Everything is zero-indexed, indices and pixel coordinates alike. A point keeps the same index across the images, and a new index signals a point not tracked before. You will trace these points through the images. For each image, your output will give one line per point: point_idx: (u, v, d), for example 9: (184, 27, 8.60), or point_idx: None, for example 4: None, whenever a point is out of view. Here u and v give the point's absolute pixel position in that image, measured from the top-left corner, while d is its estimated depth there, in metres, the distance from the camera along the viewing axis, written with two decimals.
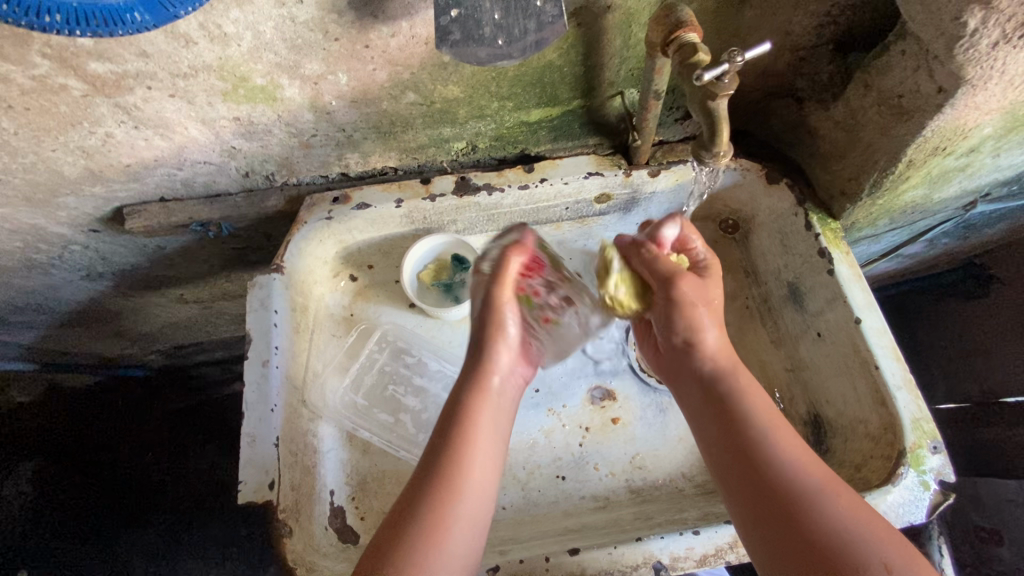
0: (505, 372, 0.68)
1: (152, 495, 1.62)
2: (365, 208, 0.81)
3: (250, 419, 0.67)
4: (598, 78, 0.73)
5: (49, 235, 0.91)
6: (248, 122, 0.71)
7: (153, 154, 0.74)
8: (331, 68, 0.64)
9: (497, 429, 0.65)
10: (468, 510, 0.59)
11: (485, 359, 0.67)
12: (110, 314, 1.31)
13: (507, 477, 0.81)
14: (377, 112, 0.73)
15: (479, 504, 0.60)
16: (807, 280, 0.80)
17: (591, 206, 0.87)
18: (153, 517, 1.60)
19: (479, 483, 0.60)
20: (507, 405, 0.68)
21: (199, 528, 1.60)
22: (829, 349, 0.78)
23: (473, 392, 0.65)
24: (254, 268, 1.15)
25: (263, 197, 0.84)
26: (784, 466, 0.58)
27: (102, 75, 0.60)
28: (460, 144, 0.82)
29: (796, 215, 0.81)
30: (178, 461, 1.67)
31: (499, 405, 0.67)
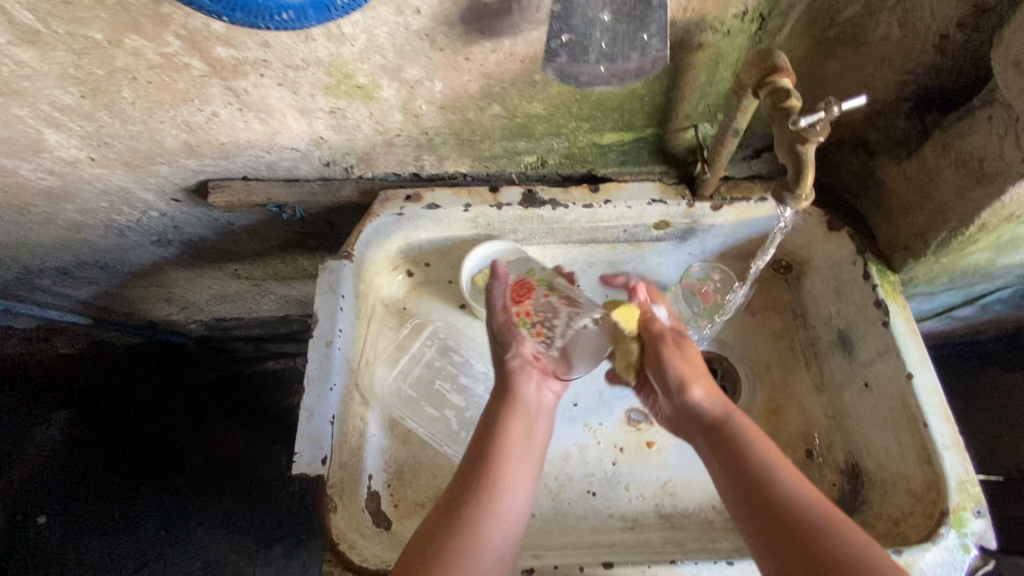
0: (534, 397, 0.77)
1: (171, 460, 1.65)
2: (434, 209, 0.84)
3: (310, 395, 0.70)
4: (676, 110, 0.76)
5: (133, 199, 0.96)
6: (341, 116, 0.75)
7: (248, 136, 0.79)
8: (429, 75, 0.68)
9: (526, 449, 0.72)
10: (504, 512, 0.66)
11: (520, 386, 0.76)
12: (165, 280, 1.37)
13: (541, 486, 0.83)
14: (461, 120, 0.77)
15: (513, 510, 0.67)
16: (859, 329, 0.81)
17: (649, 232, 0.89)
18: (170, 483, 1.63)
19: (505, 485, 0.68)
20: (537, 433, 0.74)
21: (210, 500, 1.65)
22: (875, 401, 0.78)
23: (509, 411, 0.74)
24: (310, 253, 1.20)
25: (338, 187, 0.89)
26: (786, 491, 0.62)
27: (223, 59, 0.64)
28: (530, 158, 0.85)
29: (854, 264, 0.81)
30: (199, 431, 1.70)
31: (533, 429, 0.74)
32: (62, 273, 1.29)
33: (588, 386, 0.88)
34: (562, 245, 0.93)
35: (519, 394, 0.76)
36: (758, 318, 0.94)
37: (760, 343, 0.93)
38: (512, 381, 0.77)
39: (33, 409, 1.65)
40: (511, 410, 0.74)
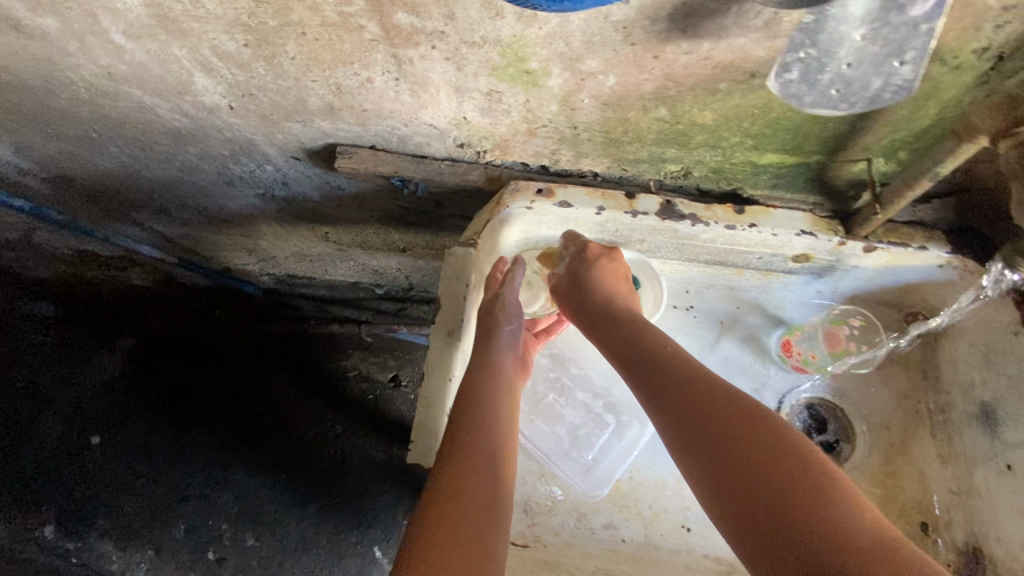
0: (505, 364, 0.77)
1: (225, 400, 1.71)
2: (565, 207, 0.81)
3: (429, 384, 0.69)
4: (854, 140, 0.69)
5: (255, 152, 0.96)
6: (495, 99, 0.72)
7: (393, 107, 0.77)
8: (607, 69, 0.63)
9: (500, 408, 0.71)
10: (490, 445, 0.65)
11: (494, 353, 0.76)
12: (254, 231, 1.38)
13: (636, 511, 0.79)
14: (618, 119, 0.72)
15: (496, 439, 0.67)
16: (1010, 406, 0.74)
17: (784, 263, 0.84)
18: (221, 423, 1.68)
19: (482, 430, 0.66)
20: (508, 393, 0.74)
21: (256, 447, 1.67)
22: (1018, 486, 0.72)
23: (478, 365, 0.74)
24: (406, 228, 1.19)
25: (466, 170, 0.86)
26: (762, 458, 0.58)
27: (401, 26, 0.61)
28: (675, 167, 0.80)
29: (1015, 335, 0.74)
30: (254, 377, 1.75)
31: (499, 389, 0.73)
32: (161, 211, 1.31)
33: None
34: (685, 263, 0.88)
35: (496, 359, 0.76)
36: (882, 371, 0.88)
37: (880, 398, 0.87)
38: (490, 344, 0.77)
39: (97, 333, 1.69)
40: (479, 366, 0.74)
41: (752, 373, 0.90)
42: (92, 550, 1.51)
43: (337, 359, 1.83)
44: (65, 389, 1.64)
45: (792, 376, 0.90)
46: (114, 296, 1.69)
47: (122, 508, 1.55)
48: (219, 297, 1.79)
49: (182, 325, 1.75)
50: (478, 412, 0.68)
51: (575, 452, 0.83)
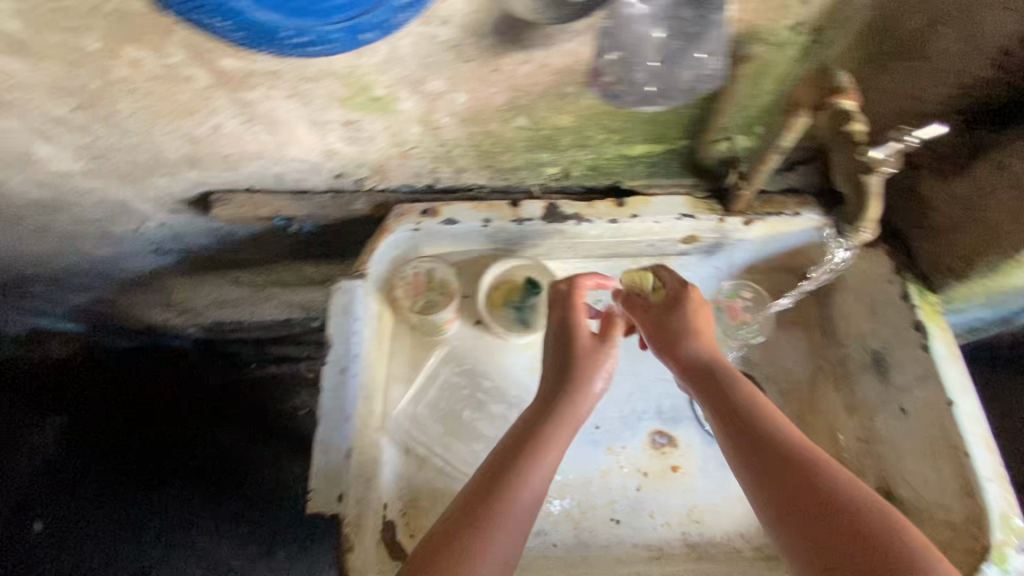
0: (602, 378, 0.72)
1: (172, 461, 1.61)
2: (451, 224, 0.80)
3: (325, 426, 0.67)
4: (712, 123, 0.71)
5: (131, 210, 0.91)
6: (355, 128, 0.70)
7: (255, 148, 0.74)
8: (453, 87, 0.63)
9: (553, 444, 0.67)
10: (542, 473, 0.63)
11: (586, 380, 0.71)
12: (164, 287, 1.32)
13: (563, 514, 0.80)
14: (483, 132, 0.72)
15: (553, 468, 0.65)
16: (895, 352, 0.78)
17: (676, 246, 0.86)
18: (168, 486, 1.58)
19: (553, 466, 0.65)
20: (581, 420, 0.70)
21: (207, 504, 1.57)
22: (911, 427, 0.76)
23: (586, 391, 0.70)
24: (316, 262, 1.16)
25: (349, 199, 0.84)
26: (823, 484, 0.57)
27: (230, 71, 0.59)
28: (553, 169, 0.81)
29: (890, 282, 0.78)
30: (199, 432, 1.64)
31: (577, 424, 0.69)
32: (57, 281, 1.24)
33: (611, 408, 0.86)
34: (584, 260, 0.89)
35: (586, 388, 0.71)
36: (784, 334, 0.91)
37: (789, 363, 0.90)
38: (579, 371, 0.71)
39: (25, 412, 1.61)
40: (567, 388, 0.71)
41: None
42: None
43: (285, 400, 1.69)
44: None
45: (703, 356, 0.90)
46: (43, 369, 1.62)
47: None
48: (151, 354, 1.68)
49: (113, 389, 1.64)
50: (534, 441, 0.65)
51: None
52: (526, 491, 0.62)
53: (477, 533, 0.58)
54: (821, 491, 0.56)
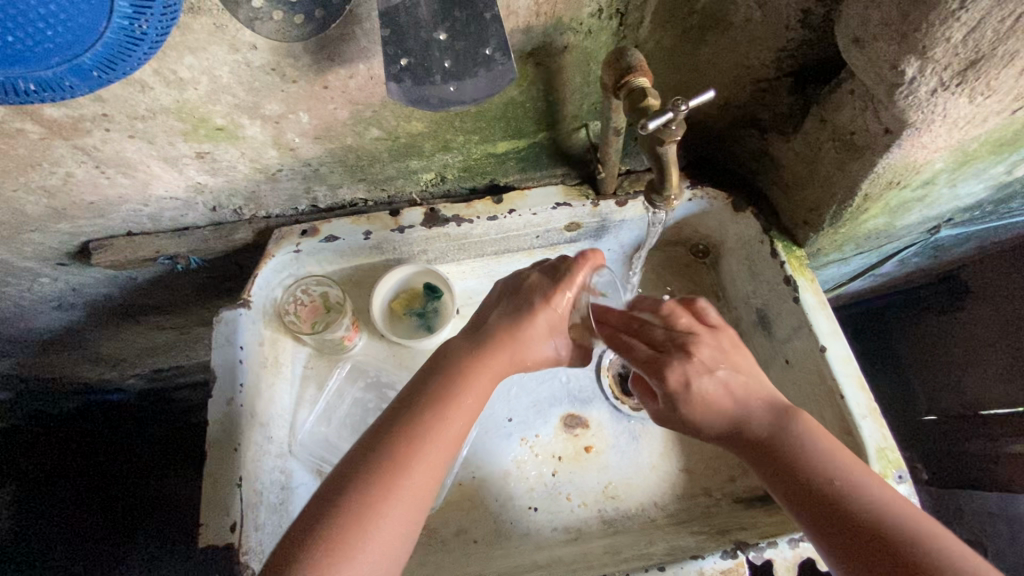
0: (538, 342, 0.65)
1: (132, 513, 1.49)
2: (333, 241, 0.81)
3: (214, 458, 0.67)
4: (561, 112, 0.74)
5: (17, 269, 0.90)
6: (211, 159, 0.71)
7: (118, 192, 0.74)
8: (292, 108, 0.64)
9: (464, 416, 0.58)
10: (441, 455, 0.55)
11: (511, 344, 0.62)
12: (86, 343, 1.27)
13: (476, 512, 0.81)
14: (341, 147, 0.73)
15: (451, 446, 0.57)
16: (775, 307, 0.81)
17: (562, 234, 0.87)
18: (133, 542, 1.47)
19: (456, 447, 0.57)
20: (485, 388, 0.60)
21: (177, 551, 1.47)
22: (797, 377, 0.78)
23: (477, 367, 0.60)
24: (230, 296, 1.15)
25: (231, 230, 0.84)
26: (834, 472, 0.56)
27: (58, 119, 0.59)
28: (428, 175, 0.82)
29: (762, 242, 0.82)
30: (160, 479, 1.53)
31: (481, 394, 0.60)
32: None
33: (522, 399, 0.87)
34: (478, 259, 0.91)
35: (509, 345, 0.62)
36: None
37: None
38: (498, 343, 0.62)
39: None
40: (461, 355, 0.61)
41: None
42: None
43: None
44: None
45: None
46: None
47: None
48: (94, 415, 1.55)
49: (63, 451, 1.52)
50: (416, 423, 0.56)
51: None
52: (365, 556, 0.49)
53: (369, 511, 0.51)
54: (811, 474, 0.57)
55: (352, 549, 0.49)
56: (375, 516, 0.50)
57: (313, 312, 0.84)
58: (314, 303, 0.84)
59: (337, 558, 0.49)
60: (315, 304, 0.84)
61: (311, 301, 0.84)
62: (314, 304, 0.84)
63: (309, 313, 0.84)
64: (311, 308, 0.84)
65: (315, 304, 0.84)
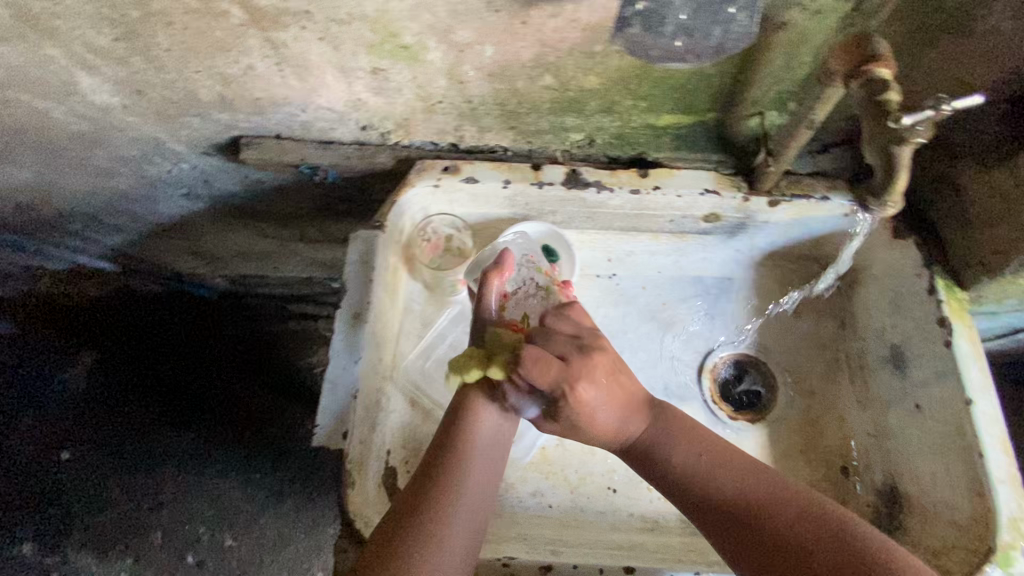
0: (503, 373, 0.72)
1: (188, 403, 1.57)
2: (473, 182, 0.80)
3: (334, 365, 0.70)
4: (743, 95, 0.69)
5: (165, 150, 0.94)
6: (382, 77, 0.71)
7: (285, 93, 0.75)
8: (481, 39, 0.63)
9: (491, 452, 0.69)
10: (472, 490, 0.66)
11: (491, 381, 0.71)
12: (193, 235, 1.33)
13: (555, 480, 0.81)
14: (509, 90, 0.72)
15: (479, 480, 0.67)
16: (916, 346, 0.76)
17: (697, 223, 0.84)
18: (187, 426, 1.55)
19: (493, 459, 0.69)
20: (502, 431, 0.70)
21: (224, 445, 1.55)
22: (926, 424, 0.74)
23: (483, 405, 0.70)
24: (340, 217, 1.18)
25: (373, 152, 0.85)
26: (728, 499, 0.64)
27: (263, 9, 0.61)
28: (578, 135, 0.80)
29: (917, 276, 0.76)
30: (217, 378, 1.61)
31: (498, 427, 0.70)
32: (89, 219, 1.23)
33: None
34: (603, 232, 0.88)
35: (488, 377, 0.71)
36: (805, 323, 0.89)
37: (804, 357, 0.87)
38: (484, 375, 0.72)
39: (61, 344, 1.59)
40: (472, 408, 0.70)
41: (677, 337, 0.89)
42: (70, 564, 1.42)
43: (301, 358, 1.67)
44: (26, 409, 1.54)
45: (715, 338, 0.89)
46: (81, 306, 1.58)
47: (94, 523, 1.45)
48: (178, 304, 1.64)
49: (141, 331, 1.61)
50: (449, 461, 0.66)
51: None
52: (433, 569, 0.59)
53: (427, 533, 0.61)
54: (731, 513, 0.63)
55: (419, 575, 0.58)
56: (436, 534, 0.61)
57: (433, 250, 0.86)
58: (436, 242, 0.86)
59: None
60: (437, 242, 0.86)
61: (435, 239, 0.86)
62: (436, 242, 0.86)
63: (432, 250, 0.86)
64: (433, 245, 0.86)
65: (438, 243, 0.86)
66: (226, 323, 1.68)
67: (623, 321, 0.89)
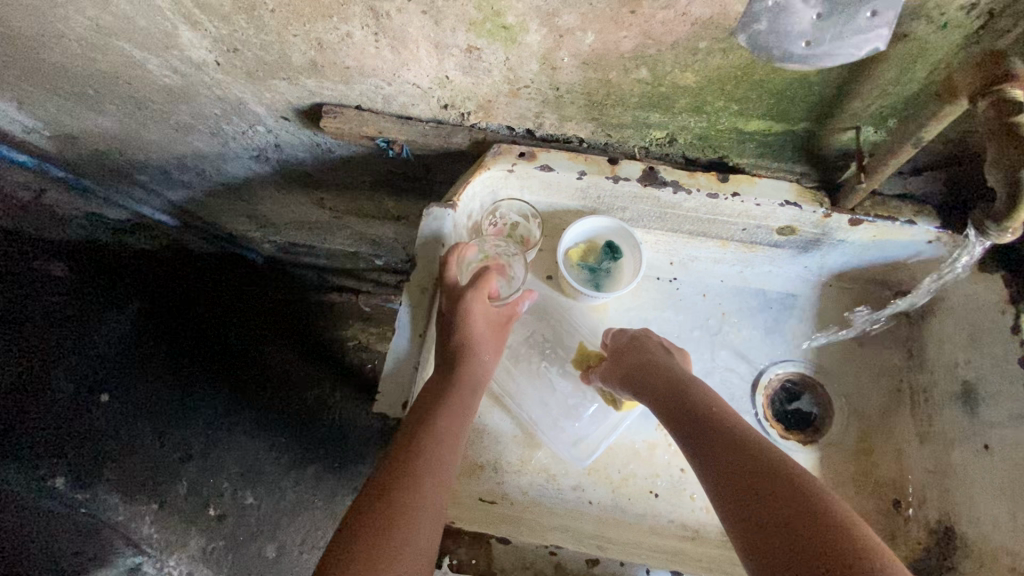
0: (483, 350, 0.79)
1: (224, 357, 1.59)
2: (548, 170, 0.80)
3: (398, 336, 0.72)
4: (843, 106, 0.67)
5: (245, 111, 0.96)
6: (475, 56, 0.71)
7: (376, 64, 0.76)
8: (584, 25, 0.62)
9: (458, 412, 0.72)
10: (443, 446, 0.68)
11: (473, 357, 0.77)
12: (252, 198, 1.36)
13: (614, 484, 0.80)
14: (600, 80, 0.71)
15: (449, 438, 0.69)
16: (991, 385, 0.73)
17: (770, 235, 0.82)
18: (225, 382, 1.56)
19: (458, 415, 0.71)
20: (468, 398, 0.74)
21: (256, 407, 1.58)
22: (994, 467, 0.71)
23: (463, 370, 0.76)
24: (398, 195, 1.19)
25: (450, 132, 0.85)
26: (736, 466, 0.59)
27: None
28: (659, 133, 0.79)
29: (1001, 312, 0.73)
30: (257, 340, 1.64)
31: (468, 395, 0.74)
32: (157, 172, 1.26)
33: None
34: (670, 233, 0.87)
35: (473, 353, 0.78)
36: (868, 349, 0.86)
37: (865, 383, 0.85)
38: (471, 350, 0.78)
39: (104, 288, 1.51)
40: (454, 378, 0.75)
41: (734, 348, 0.87)
42: (98, 501, 1.34)
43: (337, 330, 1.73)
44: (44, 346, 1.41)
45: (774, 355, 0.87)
46: (120, 254, 1.55)
47: (125, 470, 1.38)
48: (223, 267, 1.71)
49: (188, 285, 1.62)
50: (424, 417, 0.69)
51: (565, 422, 0.84)
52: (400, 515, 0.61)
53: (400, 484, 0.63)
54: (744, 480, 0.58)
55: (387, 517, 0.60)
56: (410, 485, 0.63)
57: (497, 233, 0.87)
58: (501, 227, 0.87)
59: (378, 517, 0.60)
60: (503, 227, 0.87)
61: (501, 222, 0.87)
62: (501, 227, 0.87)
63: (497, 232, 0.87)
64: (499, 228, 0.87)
65: (504, 227, 0.87)
66: (266, 289, 1.74)
67: (681, 327, 0.88)
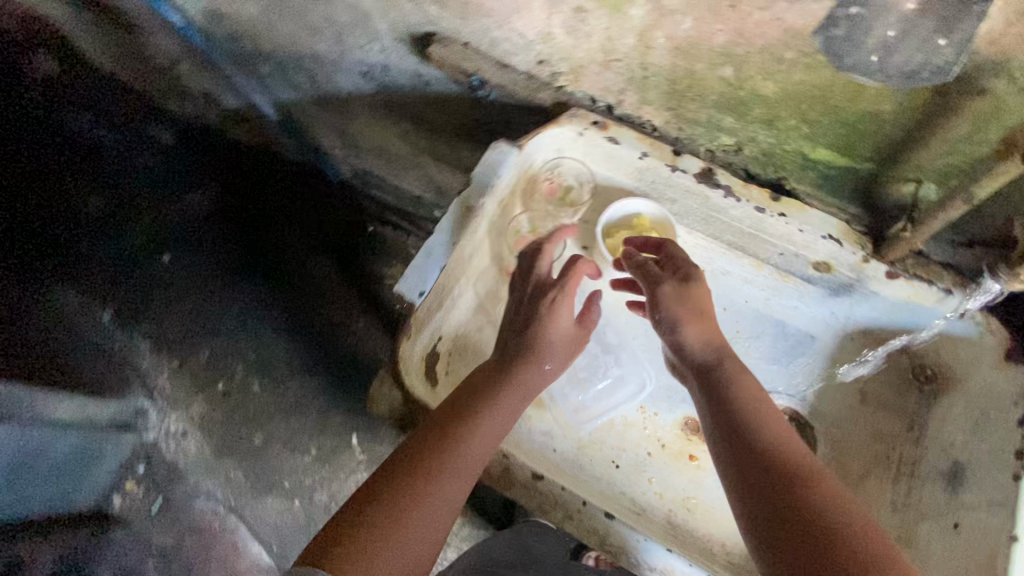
0: (547, 361, 0.80)
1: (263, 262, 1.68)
2: (613, 142, 0.84)
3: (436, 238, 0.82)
4: (910, 152, 0.70)
5: (368, 24, 1.06)
6: (580, 19, 0.77)
7: (492, 5, 0.83)
8: (685, 9, 0.67)
9: (506, 409, 0.73)
10: (480, 445, 0.67)
11: (527, 373, 0.78)
12: (346, 114, 1.46)
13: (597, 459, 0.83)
14: (687, 69, 0.75)
15: (486, 445, 0.68)
16: (979, 469, 0.73)
17: (804, 266, 0.84)
18: (261, 278, 1.67)
19: (498, 428, 0.71)
20: (516, 405, 0.74)
21: (279, 313, 1.65)
22: (956, 545, 0.70)
23: (522, 368, 0.77)
24: (477, 145, 1.27)
25: (539, 87, 0.93)
26: (762, 439, 0.62)
27: None
28: (728, 139, 0.83)
29: (1013, 405, 0.72)
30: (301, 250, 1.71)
31: (516, 406, 0.74)
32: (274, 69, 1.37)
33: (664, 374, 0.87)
34: (709, 238, 0.90)
35: (530, 363, 0.78)
36: (869, 408, 0.86)
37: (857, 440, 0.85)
38: (524, 363, 0.78)
39: (201, 168, 1.71)
40: (503, 376, 0.76)
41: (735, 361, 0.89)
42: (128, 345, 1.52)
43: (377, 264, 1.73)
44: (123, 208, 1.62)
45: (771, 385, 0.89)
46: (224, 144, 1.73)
47: (160, 323, 1.57)
48: (302, 175, 1.77)
49: (265, 183, 1.75)
50: (467, 411, 0.69)
51: (571, 389, 0.87)
52: (424, 507, 0.59)
53: (425, 466, 0.62)
54: (766, 457, 0.60)
55: (410, 501, 0.59)
56: (439, 465, 0.63)
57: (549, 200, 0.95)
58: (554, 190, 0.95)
59: (405, 501, 0.59)
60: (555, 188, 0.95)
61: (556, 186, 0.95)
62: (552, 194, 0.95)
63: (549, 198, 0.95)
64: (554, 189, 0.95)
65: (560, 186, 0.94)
66: (333, 207, 1.79)
67: None
